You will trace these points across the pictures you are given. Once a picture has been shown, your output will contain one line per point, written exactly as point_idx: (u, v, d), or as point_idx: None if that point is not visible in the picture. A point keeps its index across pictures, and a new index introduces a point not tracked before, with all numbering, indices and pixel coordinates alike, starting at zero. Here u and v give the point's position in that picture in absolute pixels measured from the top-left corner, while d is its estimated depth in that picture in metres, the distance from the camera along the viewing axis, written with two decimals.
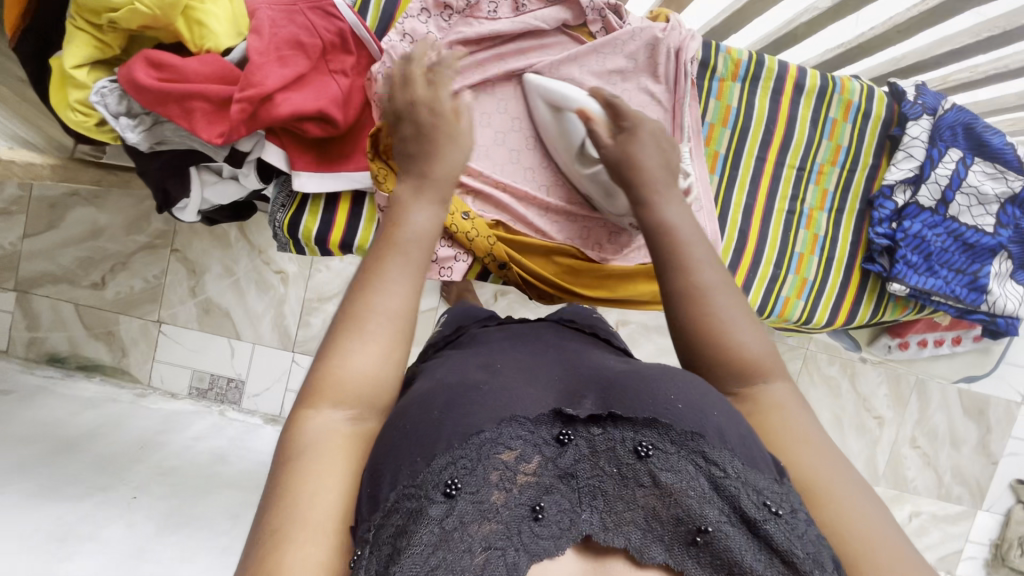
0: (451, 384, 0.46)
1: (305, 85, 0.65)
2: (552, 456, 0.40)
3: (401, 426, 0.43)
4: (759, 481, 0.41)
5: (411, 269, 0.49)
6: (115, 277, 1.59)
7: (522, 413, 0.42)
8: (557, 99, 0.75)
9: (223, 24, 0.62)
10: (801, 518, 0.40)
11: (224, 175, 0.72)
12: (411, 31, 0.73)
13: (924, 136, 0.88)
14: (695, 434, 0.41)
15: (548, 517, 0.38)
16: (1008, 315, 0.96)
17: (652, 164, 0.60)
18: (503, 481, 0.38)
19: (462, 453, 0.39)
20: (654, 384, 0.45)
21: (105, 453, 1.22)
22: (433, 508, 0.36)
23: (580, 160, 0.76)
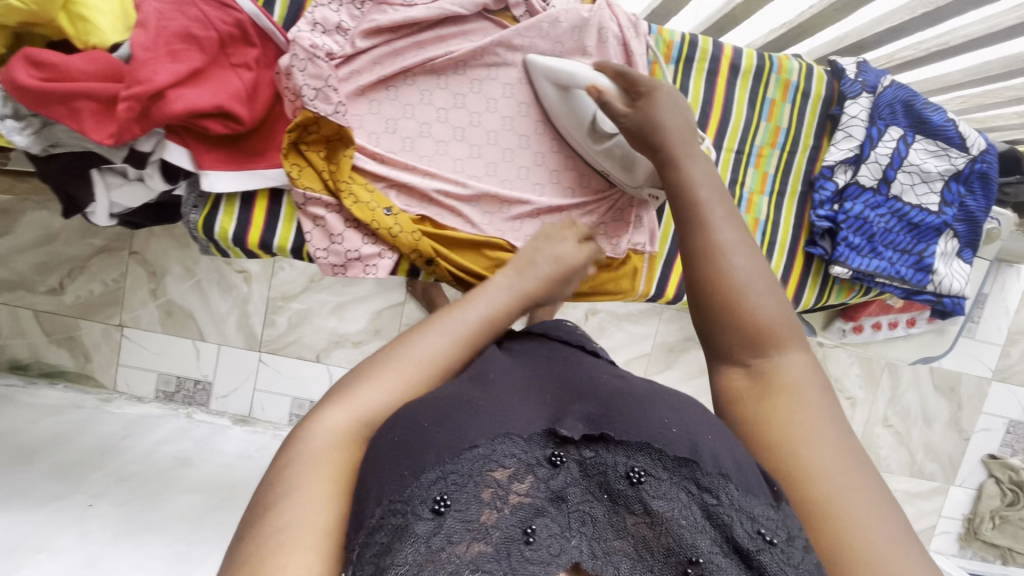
0: (440, 398, 0.44)
1: (203, 80, 0.63)
2: (543, 477, 0.40)
3: (390, 438, 0.42)
4: (755, 507, 0.39)
5: (468, 333, 0.53)
6: (73, 282, 1.56)
7: (517, 431, 0.41)
8: (563, 78, 0.73)
9: (109, 19, 0.59)
10: (799, 547, 0.38)
11: (129, 177, 0.69)
12: (321, 21, 0.69)
13: (864, 115, 0.86)
14: (689, 462, 0.40)
15: (539, 541, 0.36)
16: (954, 295, 0.96)
17: (673, 124, 0.62)
18: (494, 500, 0.37)
19: (453, 468, 0.38)
20: (646, 405, 0.44)
21: (63, 460, 1.19)
22: (420, 525, 0.36)
23: (591, 136, 0.75)
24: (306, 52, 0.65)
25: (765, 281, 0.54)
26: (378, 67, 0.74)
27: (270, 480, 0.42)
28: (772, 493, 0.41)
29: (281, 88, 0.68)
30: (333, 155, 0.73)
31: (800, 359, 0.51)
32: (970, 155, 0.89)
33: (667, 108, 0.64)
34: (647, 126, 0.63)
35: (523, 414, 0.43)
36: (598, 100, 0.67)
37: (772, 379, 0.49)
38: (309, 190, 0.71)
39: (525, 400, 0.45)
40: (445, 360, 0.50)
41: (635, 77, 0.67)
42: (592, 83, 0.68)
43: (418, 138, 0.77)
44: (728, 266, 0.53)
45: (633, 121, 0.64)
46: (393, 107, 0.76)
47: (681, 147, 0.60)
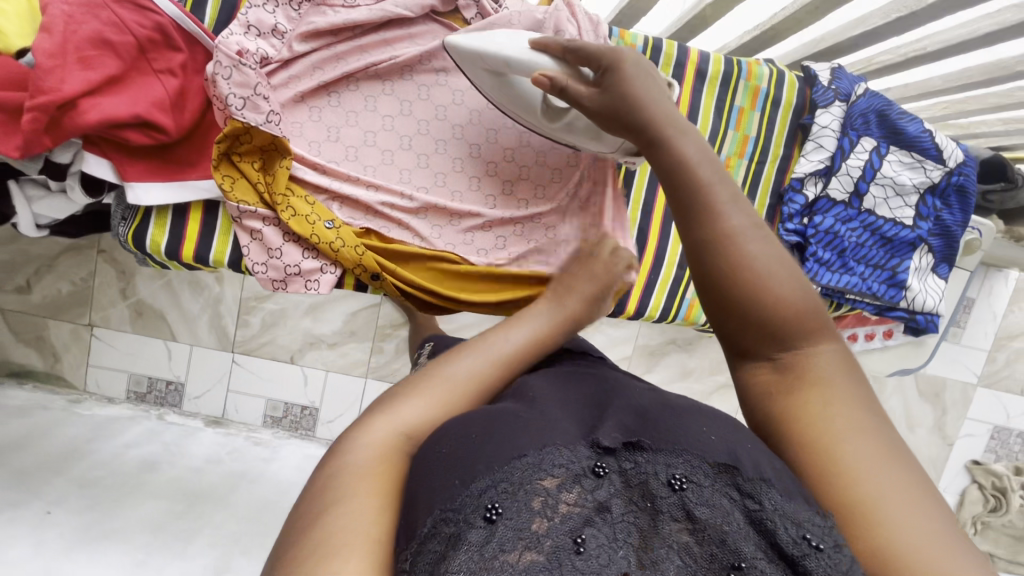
0: (482, 414, 0.42)
1: (122, 88, 0.59)
2: (590, 488, 0.36)
3: (436, 453, 0.39)
4: (800, 513, 0.35)
5: (506, 356, 0.52)
6: (40, 281, 1.50)
7: (557, 442, 0.38)
8: (490, 62, 0.64)
9: (13, 22, 0.55)
10: (849, 556, 0.34)
11: (51, 189, 0.65)
12: (255, 23, 0.65)
13: (835, 125, 0.82)
14: (729, 467, 0.37)
15: (590, 551, 0.33)
16: (928, 311, 0.93)
17: (652, 95, 0.47)
18: (545, 509, 0.34)
19: (503, 475, 0.35)
20: (683, 419, 0.42)
21: (25, 465, 1.17)
22: (472, 533, 0.33)
23: (546, 115, 0.66)
24: (230, 59, 0.61)
25: (781, 261, 0.44)
26: (319, 72, 0.70)
27: (312, 493, 0.39)
28: (817, 507, 0.36)
29: (210, 96, 0.64)
30: (270, 165, 0.68)
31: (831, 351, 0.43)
32: (946, 167, 0.85)
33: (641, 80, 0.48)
34: (620, 106, 0.47)
35: (563, 429, 0.40)
36: (554, 88, 0.54)
37: (804, 373, 0.42)
38: (243, 203, 0.67)
39: (561, 417, 0.43)
40: (484, 377, 0.49)
41: (595, 49, 0.51)
42: (539, 73, 0.54)
43: (363, 147, 0.73)
44: (743, 254, 0.42)
45: (601, 110, 0.49)
46: (335, 115, 0.72)
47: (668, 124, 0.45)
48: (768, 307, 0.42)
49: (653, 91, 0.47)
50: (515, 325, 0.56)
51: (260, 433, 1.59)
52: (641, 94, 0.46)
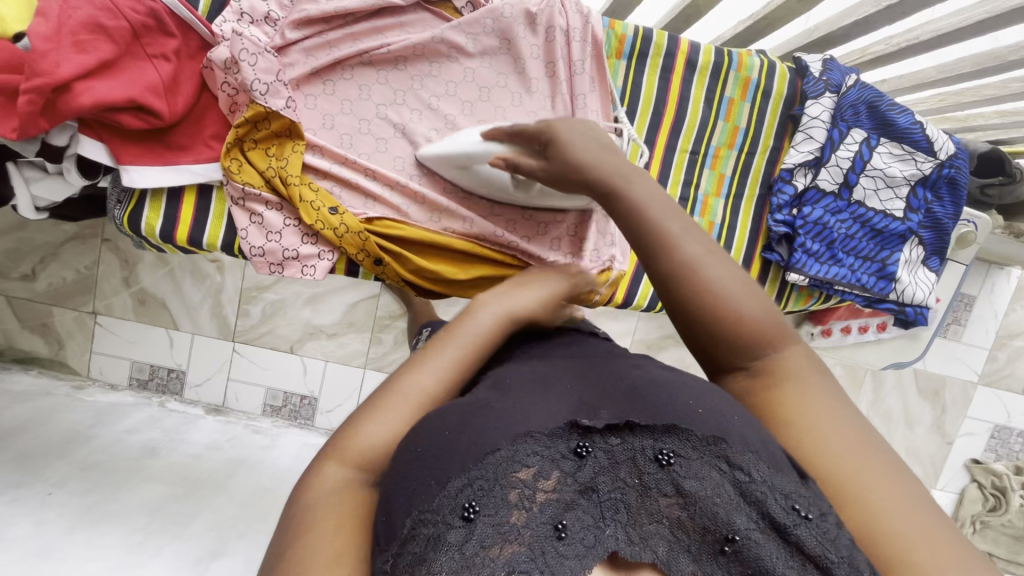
0: (457, 404, 0.40)
1: (116, 73, 0.61)
2: (570, 470, 0.36)
3: (410, 449, 0.38)
4: (787, 484, 0.36)
5: (461, 364, 0.50)
6: (45, 268, 1.53)
7: (536, 427, 0.37)
8: (461, 160, 0.68)
9: (11, 7, 0.57)
10: (832, 523, 0.35)
11: (48, 171, 0.66)
12: (248, 10, 0.67)
13: (826, 115, 0.82)
14: (716, 439, 0.37)
15: (572, 535, 0.33)
16: (918, 304, 0.92)
17: (593, 153, 0.51)
18: (522, 500, 0.33)
19: (477, 472, 0.34)
20: (670, 389, 0.41)
21: (26, 448, 1.20)
22: (452, 534, 0.32)
23: (519, 188, 0.68)
24: (256, 46, 0.64)
25: (742, 278, 0.46)
26: (310, 58, 0.71)
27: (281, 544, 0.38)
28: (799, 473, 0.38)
29: (217, 83, 0.66)
30: (280, 150, 0.69)
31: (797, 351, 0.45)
32: (937, 159, 0.85)
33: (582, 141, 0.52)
34: (568, 173, 0.52)
35: (540, 408, 0.39)
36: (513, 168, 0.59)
37: (777, 376, 0.44)
38: (248, 186, 0.69)
39: (546, 396, 0.41)
40: (441, 388, 0.47)
41: (530, 128, 0.57)
42: (495, 158, 0.60)
43: (356, 135, 0.74)
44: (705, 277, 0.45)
45: (552, 180, 0.54)
46: (329, 102, 0.73)
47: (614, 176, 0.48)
48: (726, 323, 0.44)
49: (591, 149, 0.51)
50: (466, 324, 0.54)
51: (260, 422, 1.61)
52: (581, 156, 0.51)
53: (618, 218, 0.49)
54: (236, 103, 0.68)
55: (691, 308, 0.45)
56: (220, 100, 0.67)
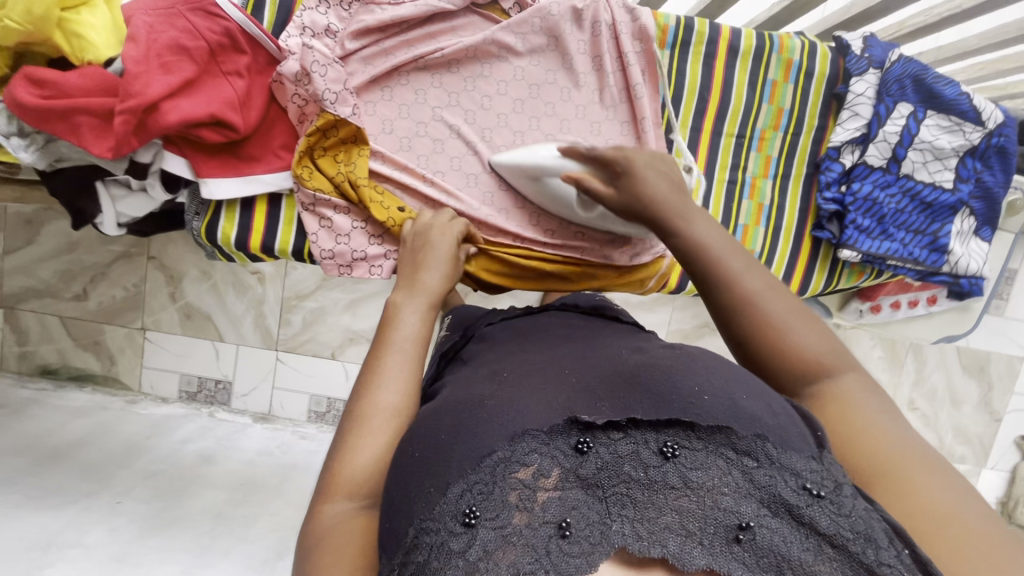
0: (456, 401, 0.43)
1: (196, 91, 0.64)
2: (572, 466, 0.37)
3: (410, 454, 0.41)
4: (798, 462, 0.37)
5: (411, 367, 0.51)
6: (95, 288, 1.58)
7: (534, 426, 0.39)
8: (532, 169, 0.69)
9: (101, 34, 0.61)
10: (847, 494, 0.36)
11: (133, 188, 0.71)
12: (310, 24, 0.70)
13: (870, 92, 0.83)
14: (723, 428, 0.38)
15: (577, 534, 0.33)
16: (972, 275, 0.92)
17: (662, 188, 0.56)
18: (523, 501, 0.35)
19: (477, 478, 0.36)
20: (673, 375, 0.42)
21: (93, 460, 1.26)
22: (454, 542, 0.34)
23: (581, 207, 0.70)
24: (324, 56, 0.68)
25: (805, 315, 0.49)
26: (368, 67, 0.74)
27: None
28: (812, 450, 0.39)
29: (286, 95, 0.69)
30: (348, 156, 0.72)
31: (857, 375, 0.48)
32: (985, 129, 0.85)
33: (652, 174, 0.57)
34: (637, 206, 0.57)
35: (540, 408, 0.40)
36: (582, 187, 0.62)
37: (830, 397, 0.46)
38: (320, 192, 0.72)
39: (546, 393, 0.42)
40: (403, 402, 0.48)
41: (607, 153, 0.60)
42: (566, 174, 0.63)
43: (414, 137, 0.76)
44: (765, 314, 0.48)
45: (621, 210, 0.59)
46: (388, 108, 0.76)
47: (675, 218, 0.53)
48: (785, 356, 0.47)
49: (657, 182, 0.56)
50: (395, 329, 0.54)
51: (307, 429, 1.64)
52: (652, 190, 0.56)
53: (680, 254, 0.53)
54: (304, 113, 0.71)
55: (754, 343, 0.48)
56: (288, 110, 0.70)
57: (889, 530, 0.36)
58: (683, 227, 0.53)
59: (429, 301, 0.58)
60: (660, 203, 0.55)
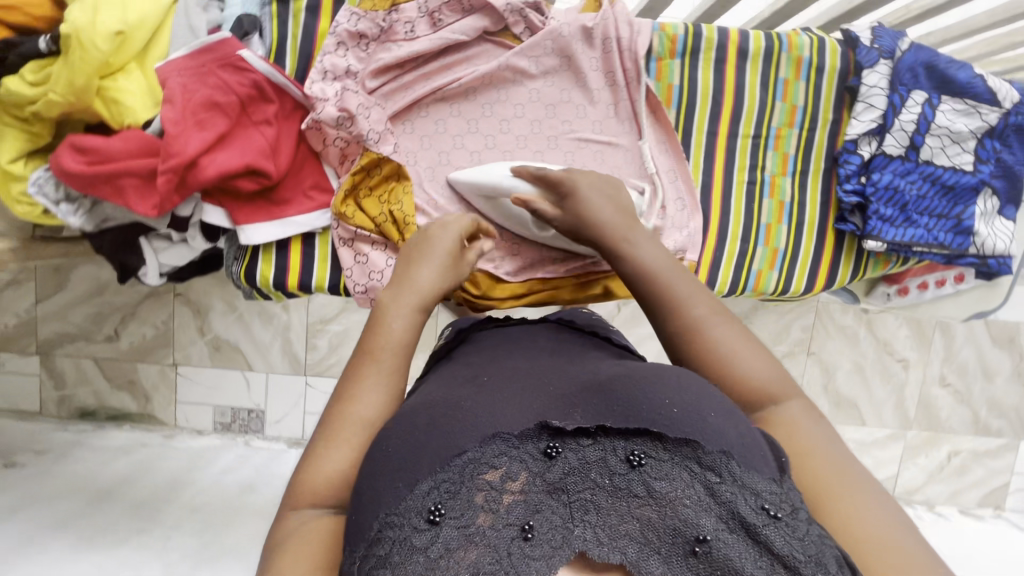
0: (434, 400, 0.46)
1: (230, 142, 0.67)
2: (539, 471, 0.40)
3: (383, 450, 0.44)
4: (758, 483, 0.40)
5: (388, 377, 0.51)
6: (126, 328, 1.61)
7: (505, 430, 0.42)
8: (488, 188, 0.73)
9: (138, 98, 0.64)
10: (803, 519, 0.39)
11: (173, 240, 0.73)
12: (332, 69, 0.72)
13: (883, 83, 0.84)
14: (690, 441, 0.40)
15: (539, 536, 0.36)
16: (1000, 255, 0.91)
17: (607, 213, 0.64)
18: (488, 502, 0.38)
19: (446, 477, 0.40)
20: (644, 386, 0.45)
21: (139, 497, 1.30)
22: (418, 538, 0.37)
23: (536, 226, 0.75)
24: (366, 99, 0.72)
25: (746, 341, 0.53)
26: (389, 102, 0.76)
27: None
28: (774, 473, 0.42)
29: (326, 138, 0.73)
30: (391, 196, 0.75)
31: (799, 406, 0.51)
32: (1002, 109, 0.85)
33: (596, 199, 0.65)
34: (583, 226, 0.65)
35: (513, 413, 0.44)
36: (530, 208, 0.69)
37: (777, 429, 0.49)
38: (360, 229, 0.75)
39: (522, 401, 0.45)
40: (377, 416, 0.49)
41: (553, 176, 0.68)
42: (515, 196, 0.69)
43: (438, 166, 0.78)
44: (709, 338, 0.53)
45: (569, 227, 0.67)
46: (411, 140, 0.78)
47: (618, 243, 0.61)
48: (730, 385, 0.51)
49: (603, 207, 0.64)
50: (378, 334, 0.53)
51: None
52: (596, 214, 0.64)
53: (625, 276, 0.60)
54: (347, 154, 0.75)
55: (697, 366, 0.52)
56: (329, 156, 0.74)
57: (841, 559, 0.39)
58: (626, 251, 0.60)
59: (416, 301, 0.56)
60: (604, 226, 0.63)
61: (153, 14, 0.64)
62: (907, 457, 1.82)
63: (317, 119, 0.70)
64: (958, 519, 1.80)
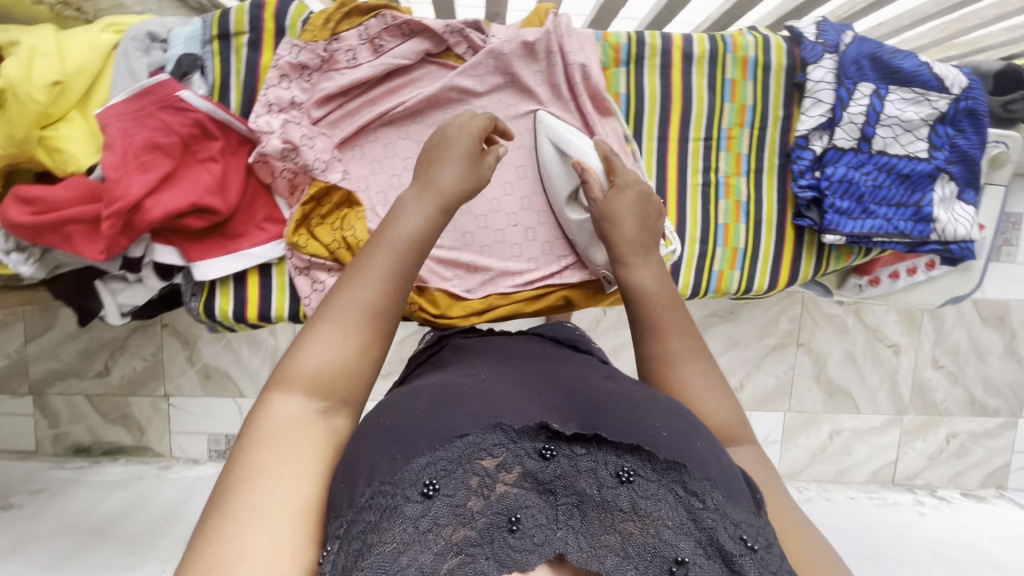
0: (437, 383, 0.49)
1: (175, 183, 0.68)
2: (532, 469, 0.42)
3: (383, 423, 0.45)
4: (737, 514, 0.41)
5: (398, 272, 0.52)
6: (117, 362, 1.59)
7: (507, 422, 0.44)
8: (563, 143, 0.77)
9: (81, 145, 0.65)
10: (777, 554, 0.40)
11: (129, 280, 0.74)
12: (275, 101, 0.73)
13: (830, 77, 0.83)
14: (678, 465, 0.42)
15: (524, 530, 0.38)
16: (962, 240, 0.90)
17: (629, 228, 0.65)
18: (481, 488, 0.40)
19: (443, 455, 0.41)
20: (641, 409, 0.47)
21: (133, 533, 1.33)
22: (409, 507, 0.38)
23: (570, 204, 0.78)
24: (309, 130, 0.74)
25: (718, 385, 0.55)
26: (336, 130, 0.77)
27: (231, 464, 0.42)
28: (751, 505, 0.43)
29: (272, 171, 0.73)
30: (344, 222, 0.75)
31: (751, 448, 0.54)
32: (951, 95, 0.85)
33: (626, 211, 0.66)
34: (602, 220, 0.67)
35: (516, 412, 0.46)
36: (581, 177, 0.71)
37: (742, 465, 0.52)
38: (314, 257, 0.76)
39: (524, 403, 0.47)
40: (379, 310, 0.50)
41: (620, 169, 0.70)
42: (578, 160, 0.72)
43: (390, 190, 0.78)
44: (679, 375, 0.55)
45: (594, 214, 0.68)
46: (361, 165, 0.78)
47: (627, 253, 0.63)
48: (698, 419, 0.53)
49: (631, 222, 0.65)
50: (393, 228, 0.54)
51: None
52: (620, 220, 0.65)
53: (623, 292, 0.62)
54: (296, 184, 0.75)
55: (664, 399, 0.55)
56: (279, 186, 0.74)
57: None
58: (626, 269, 0.62)
59: (438, 203, 0.57)
60: (622, 235, 0.64)
61: (92, 63, 0.66)
62: (904, 442, 1.80)
63: (263, 152, 0.71)
64: (959, 502, 1.78)
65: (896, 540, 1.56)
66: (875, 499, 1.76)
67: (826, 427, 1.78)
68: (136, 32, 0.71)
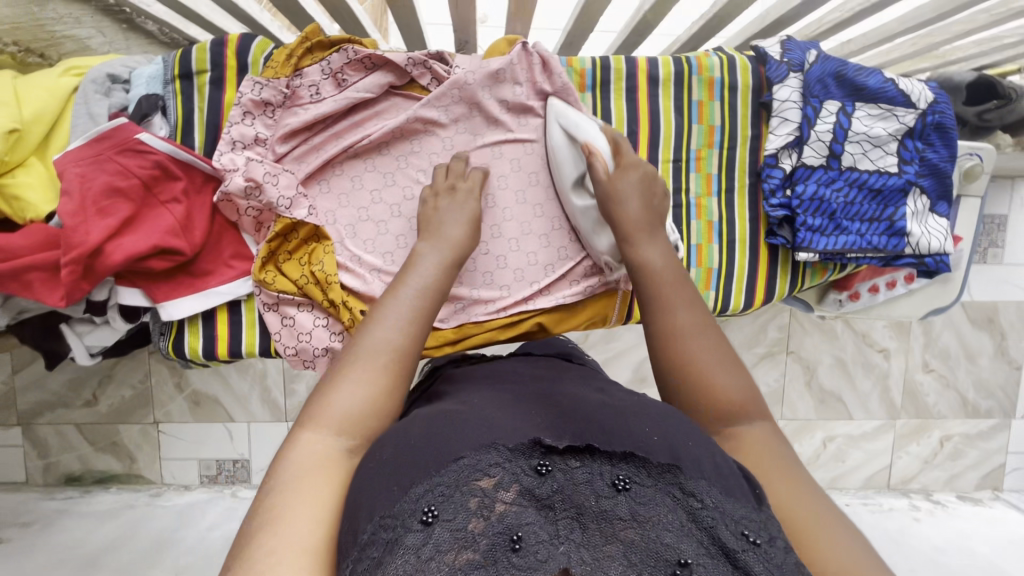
0: (432, 413, 0.45)
1: (137, 226, 0.67)
2: (529, 486, 0.37)
3: (379, 457, 0.41)
4: (736, 511, 0.37)
5: (421, 316, 0.54)
6: (104, 391, 1.56)
7: (502, 441, 0.40)
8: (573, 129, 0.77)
9: (39, 192, 0.65)
10: (780, 547, 0.36)
11: (96, 323, 0.74)
12: (239, 138, 0.74)
13: (795, 95, 0.83)
14: (671, 467, 0.39)
15: (527, 548, 0.33)
16: (936, 254, 0.89)
17: (634, 211, 0.66)
18: (480, 509, 0.35)
19: (441, 479, 0.37)
20: (634, 420, 0.43)
21: (122, 564, 1.31)
22: (410, 538, 0.34)
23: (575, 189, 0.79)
24: (272, 167, 0.73)
25: (730, 361, 0.53)
26: (301, 164, 0.77)
27: (258, 507, 0.40)
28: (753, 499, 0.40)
29: (235, 211, 0.74)
30: (311, 257, 0.75)
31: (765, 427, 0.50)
32: (917, 110, 0.85)
33: (631, 194, 0.68)
34: (607, 201, 0.68)
35: (511, 428, 0.41)
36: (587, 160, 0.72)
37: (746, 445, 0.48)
38: (282, 293, 0.75)
39: (516, 420, 0.43)
40: (405, 349, 0.51)
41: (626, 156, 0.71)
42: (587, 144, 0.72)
43: (357, 223, 0.78)
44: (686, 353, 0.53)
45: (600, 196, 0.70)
46: (328, 199, 0.78)
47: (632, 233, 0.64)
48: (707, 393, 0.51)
49: (636, 203, 0.67)
50: (413, 273, 0.58)
51: None
52: (625, 202, 0.67)
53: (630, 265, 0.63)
54: (261, 221, 0.75)
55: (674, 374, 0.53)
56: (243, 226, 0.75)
57: None
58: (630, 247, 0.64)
59: (452, 252, 0.63)
60: (628, 218, 0.66)
61: (49, 107, 0.67)
62: (898, 447, 1.79)
63: (226, 191, 0.71)
64: (956, 505, 1.77)
65: (893, 548, 1.54)
66: (871, 505, 1.74)
67: (819, 434, 1.76)
68: (96, 75, 0.71)
